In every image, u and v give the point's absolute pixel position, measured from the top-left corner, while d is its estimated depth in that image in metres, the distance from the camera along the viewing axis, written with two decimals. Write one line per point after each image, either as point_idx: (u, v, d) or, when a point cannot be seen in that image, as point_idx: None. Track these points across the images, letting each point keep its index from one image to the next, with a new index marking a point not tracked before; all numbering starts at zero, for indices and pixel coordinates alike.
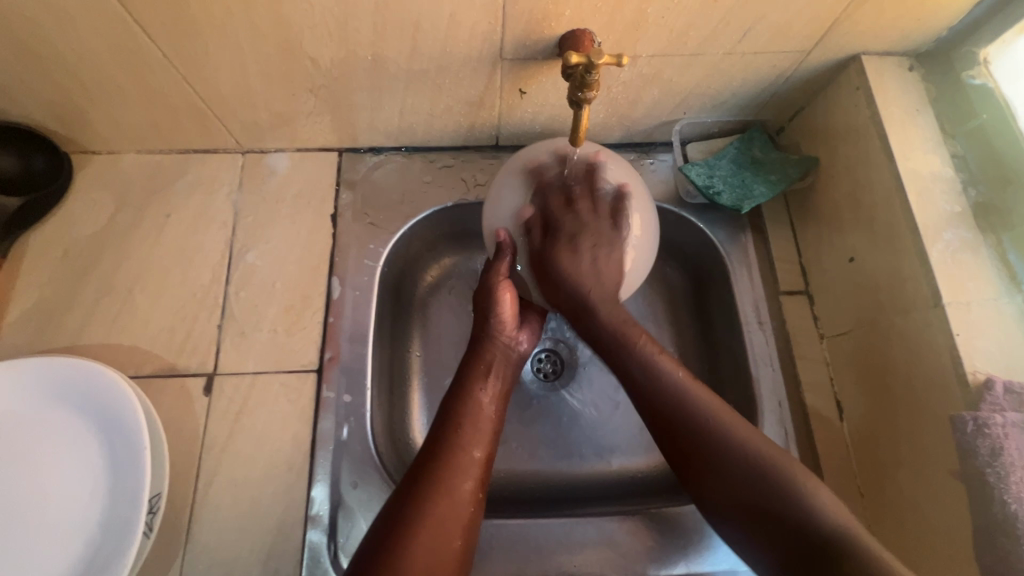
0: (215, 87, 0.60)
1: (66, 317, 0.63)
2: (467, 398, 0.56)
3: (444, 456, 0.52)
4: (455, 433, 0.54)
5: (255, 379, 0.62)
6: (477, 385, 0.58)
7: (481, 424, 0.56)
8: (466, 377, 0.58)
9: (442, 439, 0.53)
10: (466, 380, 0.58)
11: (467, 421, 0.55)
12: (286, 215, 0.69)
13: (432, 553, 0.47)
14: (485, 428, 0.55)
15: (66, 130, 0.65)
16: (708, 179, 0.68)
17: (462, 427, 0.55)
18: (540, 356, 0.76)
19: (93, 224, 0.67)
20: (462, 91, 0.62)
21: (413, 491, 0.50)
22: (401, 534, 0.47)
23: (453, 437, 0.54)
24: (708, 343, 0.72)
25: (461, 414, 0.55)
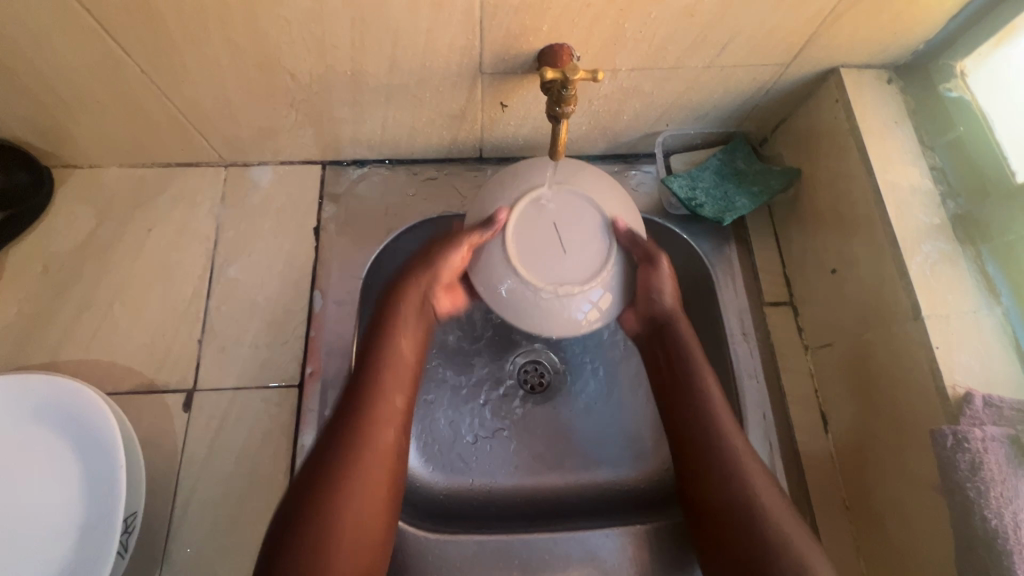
0: (195, 102, 0.59)
1: (44, 333, 0.63)
2: (385, 337, 0.55)
3: (372, 380, 0.53)
4: (370, 386, 0.53)
5: (235, 394, 0.61)
6: (385, 344, 0.55)
7: (400, 377, 0.54)
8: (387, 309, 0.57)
9: (371, 356, 0.55)
10: (388, 322, 0.56)
11: (381, 347, 0.55)
12: (269, 228, 0.69)
13: (361, 478, 0.49)
14: (403, 356, 0.55)
15: (47, 144, 0.65)
16: (691, 191, 0.68)
17: (372, 368, 0.54)
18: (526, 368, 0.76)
19: (74, 238, 0.67)
20: (443, 104, 0.62)
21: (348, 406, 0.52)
22: (331, 456, 0.49)
23: (369, 364, 0.54)
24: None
25: (378, 359, 0.54)
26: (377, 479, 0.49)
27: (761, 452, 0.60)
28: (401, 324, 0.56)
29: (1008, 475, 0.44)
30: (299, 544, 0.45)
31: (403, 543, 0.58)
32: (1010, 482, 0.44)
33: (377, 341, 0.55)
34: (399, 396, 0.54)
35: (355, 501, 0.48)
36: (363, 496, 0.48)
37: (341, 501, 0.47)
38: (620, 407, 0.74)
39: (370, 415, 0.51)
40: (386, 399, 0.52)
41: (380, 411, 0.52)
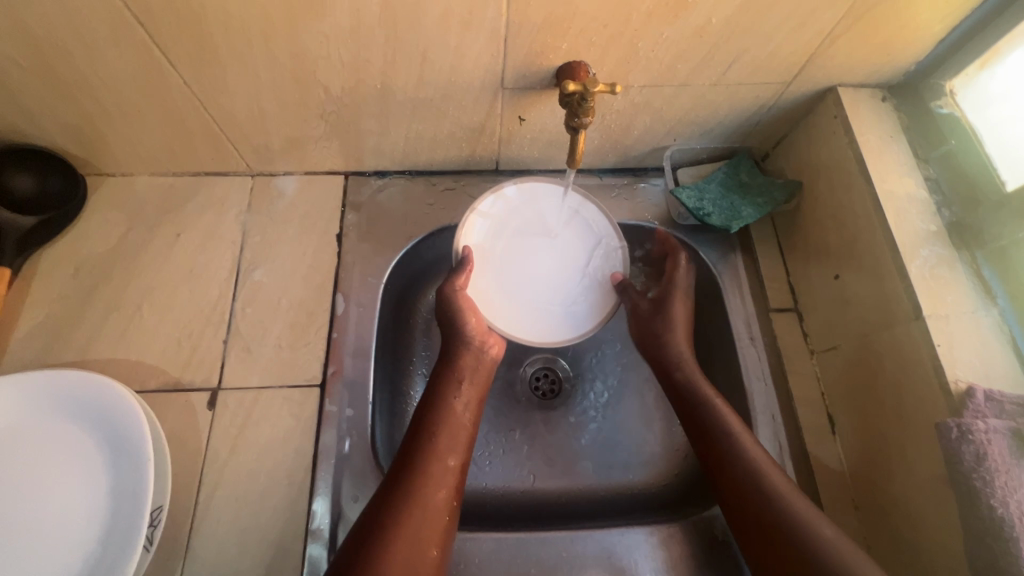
0: (230, 113, 0.63)
1: (73, 333, 0.64)
2: (446, 392, 0.60)
3: (423, 436, 0.56)
4: (431, 444, 0.56)
5: (259, 393, 0.63)
6: (436, 403, 0.59)
7: (457, 444, 0.57)
8: (437, 397, 0.60)
9: (434, 414, 0.58)
10: (441, 390, 0.60)
11: (445, 403, 0.59)
12: (293, 234, 0.72)
13: (417, 539, 0.50)
14: (459, 416, 0.59)
15: (84, 152, 0.68)
16: (698, 202, 0.71)
17: (437, 426, 0.57)
18: (538, 375, 0.78)
19: (105, 242, 0.69)
20: (464, 117, 0.66)
21: (411, 457, 0.55)
22: (382, 512, 0.51)
23: (424, 420, 0.58)
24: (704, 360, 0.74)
25: (435, 420, 0.58)
26: (433, 528, 0.51)
27: (771, 452, 0.62)
28: (447, 388, 0.61)
29: (1012, 466, 0.46)
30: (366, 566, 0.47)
31: None
32: (1014, 473, 0.46)
33: (433, 401, 0.59)
34: (452, 458, 0.56)
35: (413, 554, 0.49)
36: (419, 546, 0.50)
37: (401, 543, 0.49)
38: (631, 414, 0.76)
39: (433, 463, 0.54)
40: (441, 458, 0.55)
41: (436, 466, 0.54)
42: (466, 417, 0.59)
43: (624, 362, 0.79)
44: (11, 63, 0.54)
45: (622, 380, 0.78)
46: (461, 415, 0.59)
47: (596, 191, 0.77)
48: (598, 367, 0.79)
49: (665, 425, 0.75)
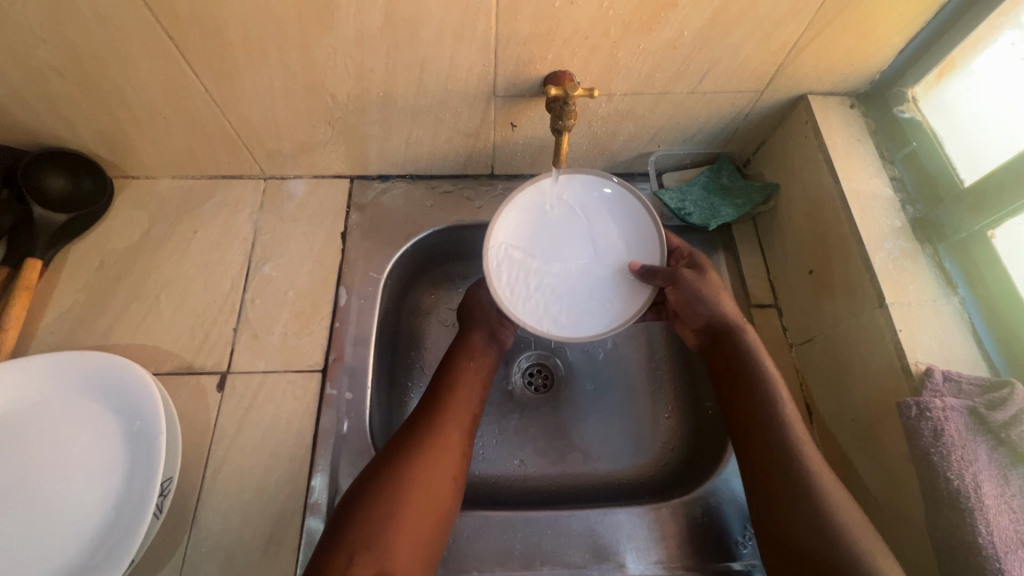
0: (247, 119, 0.69)
1: (96, 320, 0.69)
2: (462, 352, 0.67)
3: (441, 386, 0.63)
4: (446, 393, 0.62)
5: (265, 376, 0.67)
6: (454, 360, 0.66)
7: (469, 392, 0.64)
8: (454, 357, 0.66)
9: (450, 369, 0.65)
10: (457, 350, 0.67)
11: (460, 359, 0.66)
12: (301, 232, 0.77)
13: (434, 470, 0.55)
14: (473, 370, 0.65)
15: (113, 155, 0.74)
16: (680, 203, 0.75)
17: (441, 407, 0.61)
18: (530, 370, 0.82)
19: (128, 238, 0.75)
20: (460, 124, 0.71)
21: (430, 402, 0.61)
22: (403, 443, 0.57)
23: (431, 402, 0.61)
24: (688, 356, 0.78)
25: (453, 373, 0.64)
26: (435, 498, 0.54)
27: None
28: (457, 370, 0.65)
29: (967, 441, 0.48)
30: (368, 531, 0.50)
31: None
32: (969, 447, 0.48)
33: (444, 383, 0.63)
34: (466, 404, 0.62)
35: (431, 481, 0.55)
36: (437, 475, 0.55)
37: (421, 468, 0.55)
38: (621, 408, 0.79)
39: (438, 436, 0.58)
40: (446, 436, 0.58)
41: (452, 410, 0.61)
42: (480, 372, 0.66)
43: (613, 359, 0.82)
44: (54, 73, 0.61)
45: (610, 375, 0.81)
46: (476, 369, 0.66)
47: None
48: (588, 364, 0.82)
49: (653, 418, 0.78)
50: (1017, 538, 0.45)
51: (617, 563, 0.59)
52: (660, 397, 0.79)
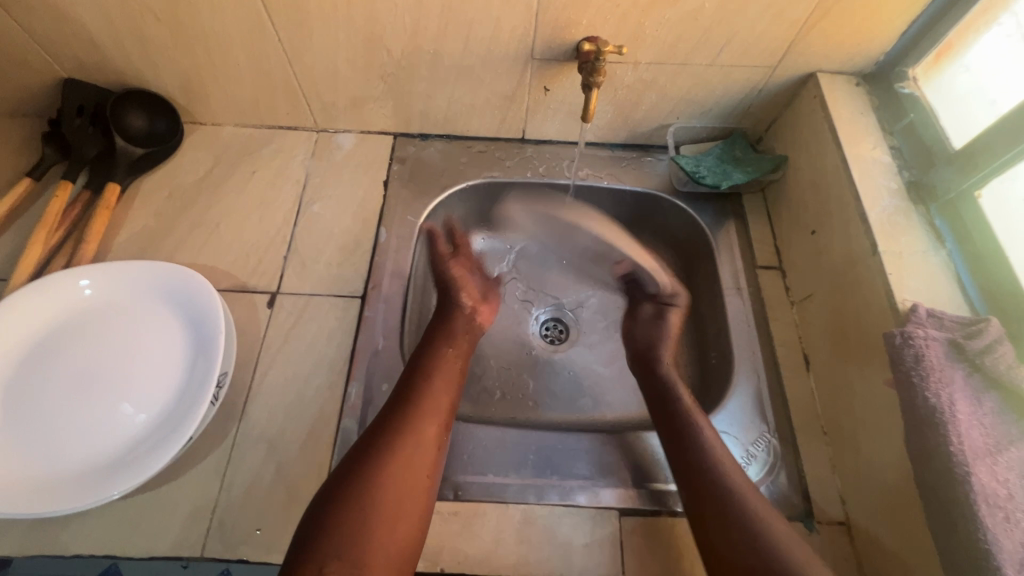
0: (310, 70, 0.77)
1: (163, 241, 0.78)
2: (438, 345, 0.68)
3: (416, 378, 0.63)
4: (420, 383, 0.62)
5: (310, 298, 0.74)
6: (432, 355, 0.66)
7: (445, 379, 0.64)
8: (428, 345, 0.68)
9: (423, 362, 0.65)
10: (434, 342, 0.69)
11: (435, 351, 0.67)
12: (348, 178, 0.85)
13: (410, 460, 0.56)
14: (449, 359, 0.67)
15: (186, 99, 0.83)
16: (695, 167, 0.81)
17: (419, 395, 0.61)
18: (547, 323, 0.88)
19: (194, 174, 0.84)
20: (499, 85, 0.79)
21: (405, 392, 0.62)
22: (385, 433, 0.58)
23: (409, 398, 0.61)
24: (696, 314, 0.85)
25: (432, 363, 0.65)
26: (419, 469, 0.56)
27: (749, 379, 0.71)
28: (437, 354, 0.67)
29: (946, 366, 0.53)
30: (359, 491, 0.53)
31: None
32: (947, 371, 0.53)
33: (424, 366, 0.65)
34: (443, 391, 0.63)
35: (408, 473, 0.55)
36: (415, 462, 0.56)
37: (399, 459, 0.56)
38: None
39: (422, 405, 0.60)
40: (426, 418, 0.60)
41: (430, 400, 0.61)
42: (459, 360, 0.68)
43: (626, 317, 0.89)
44: (151, 17, 0.70)
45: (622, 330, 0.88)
46: (454, 353, 0.68)
47: (607, 161, 0.89)
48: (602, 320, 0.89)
49: None
50: (986, 449, 0.50)
51: (622, 479, 0.65)
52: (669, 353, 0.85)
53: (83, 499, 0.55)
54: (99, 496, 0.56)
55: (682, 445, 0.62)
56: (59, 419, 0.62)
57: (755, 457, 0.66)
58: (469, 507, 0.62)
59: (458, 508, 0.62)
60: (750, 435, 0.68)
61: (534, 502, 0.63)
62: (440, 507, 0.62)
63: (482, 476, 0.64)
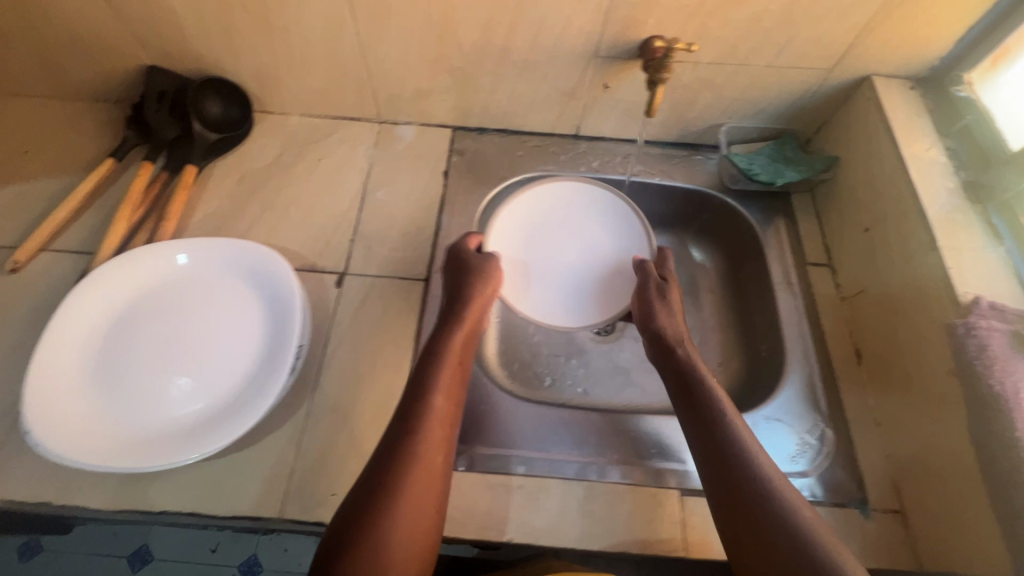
0: (382, 62, 0.81)
1: (236, 221, 0.81)
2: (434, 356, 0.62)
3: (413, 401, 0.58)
4: (418, 408, 0.57)
5: (376, 280, 0.77)
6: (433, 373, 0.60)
7: (444, 396, 0.59)
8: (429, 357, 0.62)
9: (419, 379, 0.60)
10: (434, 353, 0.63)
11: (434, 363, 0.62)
12: (410, 167, 0.88)
13: (413, 496, 0.52)
14: (447, 373, 0.61)
15: (259, 88, 0.87)
16: (749, 164, 0.84)
17: (418, 422, 0.56)
18: None
19: (264, 160, 0.87)
20: (560, 81, 0.82)
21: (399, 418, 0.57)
22: (380, 468, 0.53)
23: (418, 389, 0.59)
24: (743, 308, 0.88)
25: (428, 381, 0.60)
26: (423, 504, 0.52)
27: (801, 371, 0.74)
28: (437, 369, 0.61)
29: (1011, 356, 0.55)
30: (362, 538, 0.48)
31: (499, 406, 0.70)
32: (1012, 360, 0.55)
33: (423, 384, 0.59)
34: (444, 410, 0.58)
35: (412, 508, 0.51)
36: (420, 497, 0.52)
37: (403, 500, 0.51)
38: None
39: (422, 435, 0.56)
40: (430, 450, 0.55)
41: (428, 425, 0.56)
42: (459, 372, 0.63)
43: None
44: (240, 9, 0.74)
45: None
46: (455, 363, 0.63)
47: (658, 159, 0.92)
48: None
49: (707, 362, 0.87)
50: None
51: (681, 460, 0.67)
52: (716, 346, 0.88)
53: (153, 461, 0.58)
54: (169, 460, 0.58)
55: (711, 463, 0.57)
56: (148, 383, 0.65)
57: (809, 445, 0.68)
58: (534, 482, 0.64)
59: (523, 482, 0.64)
60: (805, 423, 0.70)
61: (596, 479, 0.65)
62: (506, 481, 0.64)
63: (547, 452, 0.66)
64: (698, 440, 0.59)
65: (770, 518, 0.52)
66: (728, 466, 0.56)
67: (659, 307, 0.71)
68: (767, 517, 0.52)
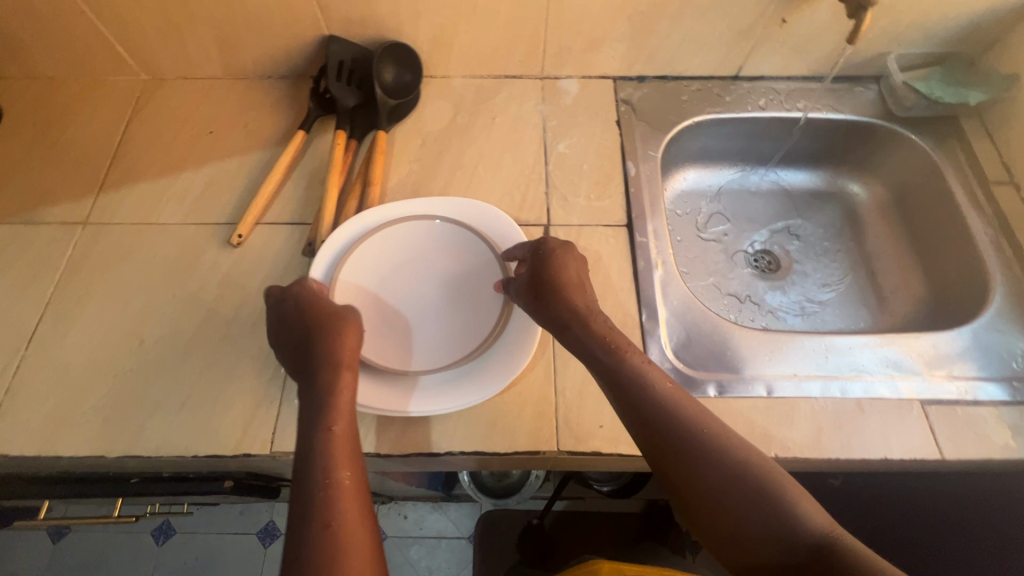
0: (562, 13, 0.82)
1: (431, 183, 0.83)
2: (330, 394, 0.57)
3: (319, 447, 0.53)
4: (327, 460, 0.52)
5: (581, 228, 0.79)
6: (329, 417, 0.55)
7: (339, 449, 0.53)
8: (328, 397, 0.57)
9: (328, 426, 0.55)
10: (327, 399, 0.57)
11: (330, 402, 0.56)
12: (581, 120, 0.89)
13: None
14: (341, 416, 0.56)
15: (431, 50, 0.88)
16: (929, 88, 0.86)
17: (328, 480, 0.51)
18: (757, 255, 0.98)
19: (440, 123, 0.89)
20: (738, 20, 0.83)
21: (313, 470, 0.52)
22: (337, 549, 0.47)
23: (313, 416, 0.56)
24: (909, 236, 0.92)
25: (326, 421, 0.55)
26: None
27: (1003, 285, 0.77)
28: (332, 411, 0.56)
29: None
30: None
31: (725, 336, 0.73)
32: None
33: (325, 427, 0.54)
34: (343, 470, 0.52)
35: None
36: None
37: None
38: (845, 281, 0.94)
39: (328, 493, 0.50)
40: (339, 505, 0.50)
41: (323, 479, 0.51)
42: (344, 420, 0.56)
43: (827, 245, 0.98)
44: None
45: (827, 255, 0.97)
46: (345, 409, 0.56)
47: (821, 93, 0.92)
48: (806, 249, 0.98)
49: (875, 288, 0.92)
50: None
51: (909, 373, 0.71)
52: (883, 273, 0.93)
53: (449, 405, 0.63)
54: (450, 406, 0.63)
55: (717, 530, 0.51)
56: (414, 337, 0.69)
57: None
58: (783, 401, 0.68)
59: (773, 402, 0.67)
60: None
61: (840, 395, 0.68)
62: (759, 402, 0.67)
63: (785, 374, 0.70)
64: (630, 417, 0.55)
65: (757, 528, 0.49)
66: (670, 451, 0.53)
67: (543, 296, 0.64)
68: (755, 495, 0.50)
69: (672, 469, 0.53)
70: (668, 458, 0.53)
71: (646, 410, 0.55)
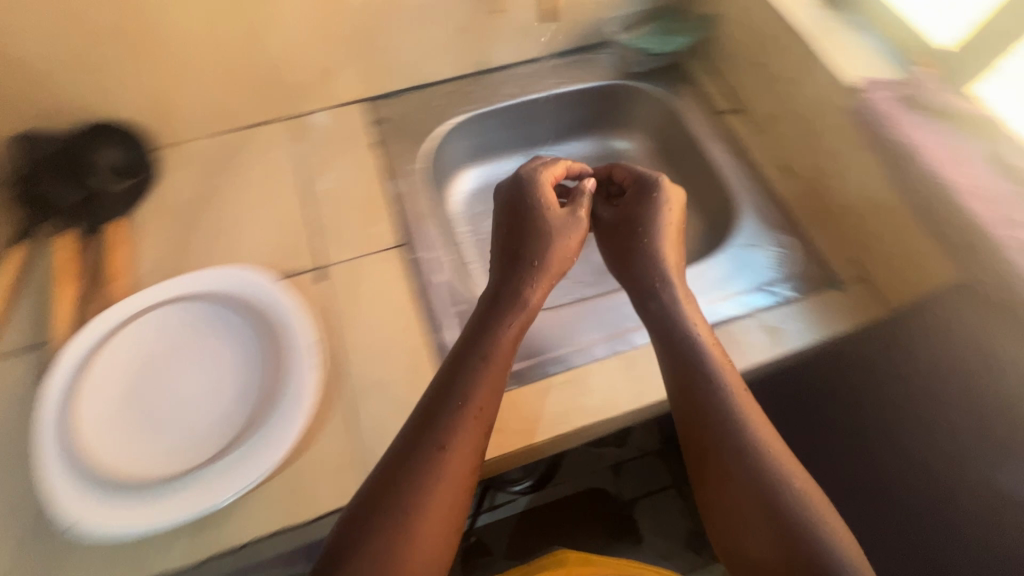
0: (274, 50, 0.80)
1: (189, 258, 0.77)
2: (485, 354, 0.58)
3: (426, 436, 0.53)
4: (428, 448, 0.52)
5: (357, 261, 0.76)
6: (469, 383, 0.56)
7: (463, 416, 0.55)
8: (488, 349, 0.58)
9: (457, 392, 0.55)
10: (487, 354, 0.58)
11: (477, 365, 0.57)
12: (339, 151, 0.87)
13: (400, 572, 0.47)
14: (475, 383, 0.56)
15: (154, 118, 0.82)
16: (646, 45, 0.93)
17: (421, 467, 0.51)
18: None
19: (189, 192, 0.82)
20: (452, 19, 0.85)
21: (437, 447, 0.52)
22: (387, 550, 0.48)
23: (443, 394, 0.55)
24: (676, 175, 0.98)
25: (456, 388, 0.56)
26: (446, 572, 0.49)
27: (746, 201, 0.85)
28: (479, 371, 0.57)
29: (903, 114, 0.67)
30: None
31: None
32: (906, 119, 0.67)
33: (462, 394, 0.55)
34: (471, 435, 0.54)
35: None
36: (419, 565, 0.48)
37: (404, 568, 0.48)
38: None
39: (441, 472, 0.51)
40: (423, 493, 0.50)
41: (440, 459, 0.52)
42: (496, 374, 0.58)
43: None
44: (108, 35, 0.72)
45: None
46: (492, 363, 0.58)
47: (560, 68, 0.96)
48: None
49: None
50: (955, 154, 0.63)
51: None
52: None
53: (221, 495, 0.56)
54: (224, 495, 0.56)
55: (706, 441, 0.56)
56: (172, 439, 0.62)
57: (774, 255, 0.80)
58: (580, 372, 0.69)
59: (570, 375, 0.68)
60: (769, 239, 0.81)
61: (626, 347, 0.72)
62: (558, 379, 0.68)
63: (573, 342, 0.73)
64: (659, 343, 0.61)
65: (734, 430, 0.55)
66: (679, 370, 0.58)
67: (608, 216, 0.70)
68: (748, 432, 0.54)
69: (696, 398, 0.57)
70: (733, 462, 0.53)
71: (736, 397, 0.56)
